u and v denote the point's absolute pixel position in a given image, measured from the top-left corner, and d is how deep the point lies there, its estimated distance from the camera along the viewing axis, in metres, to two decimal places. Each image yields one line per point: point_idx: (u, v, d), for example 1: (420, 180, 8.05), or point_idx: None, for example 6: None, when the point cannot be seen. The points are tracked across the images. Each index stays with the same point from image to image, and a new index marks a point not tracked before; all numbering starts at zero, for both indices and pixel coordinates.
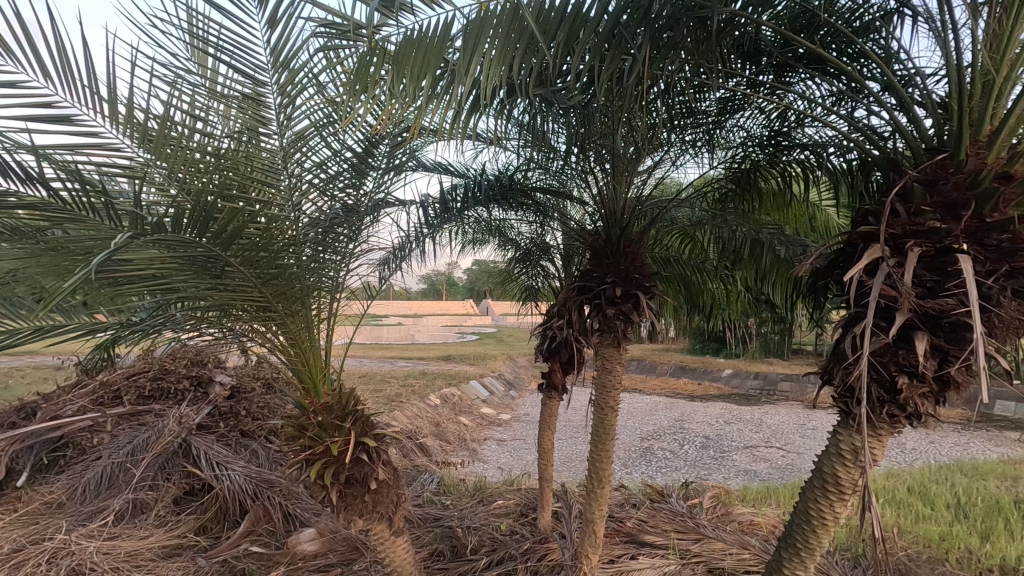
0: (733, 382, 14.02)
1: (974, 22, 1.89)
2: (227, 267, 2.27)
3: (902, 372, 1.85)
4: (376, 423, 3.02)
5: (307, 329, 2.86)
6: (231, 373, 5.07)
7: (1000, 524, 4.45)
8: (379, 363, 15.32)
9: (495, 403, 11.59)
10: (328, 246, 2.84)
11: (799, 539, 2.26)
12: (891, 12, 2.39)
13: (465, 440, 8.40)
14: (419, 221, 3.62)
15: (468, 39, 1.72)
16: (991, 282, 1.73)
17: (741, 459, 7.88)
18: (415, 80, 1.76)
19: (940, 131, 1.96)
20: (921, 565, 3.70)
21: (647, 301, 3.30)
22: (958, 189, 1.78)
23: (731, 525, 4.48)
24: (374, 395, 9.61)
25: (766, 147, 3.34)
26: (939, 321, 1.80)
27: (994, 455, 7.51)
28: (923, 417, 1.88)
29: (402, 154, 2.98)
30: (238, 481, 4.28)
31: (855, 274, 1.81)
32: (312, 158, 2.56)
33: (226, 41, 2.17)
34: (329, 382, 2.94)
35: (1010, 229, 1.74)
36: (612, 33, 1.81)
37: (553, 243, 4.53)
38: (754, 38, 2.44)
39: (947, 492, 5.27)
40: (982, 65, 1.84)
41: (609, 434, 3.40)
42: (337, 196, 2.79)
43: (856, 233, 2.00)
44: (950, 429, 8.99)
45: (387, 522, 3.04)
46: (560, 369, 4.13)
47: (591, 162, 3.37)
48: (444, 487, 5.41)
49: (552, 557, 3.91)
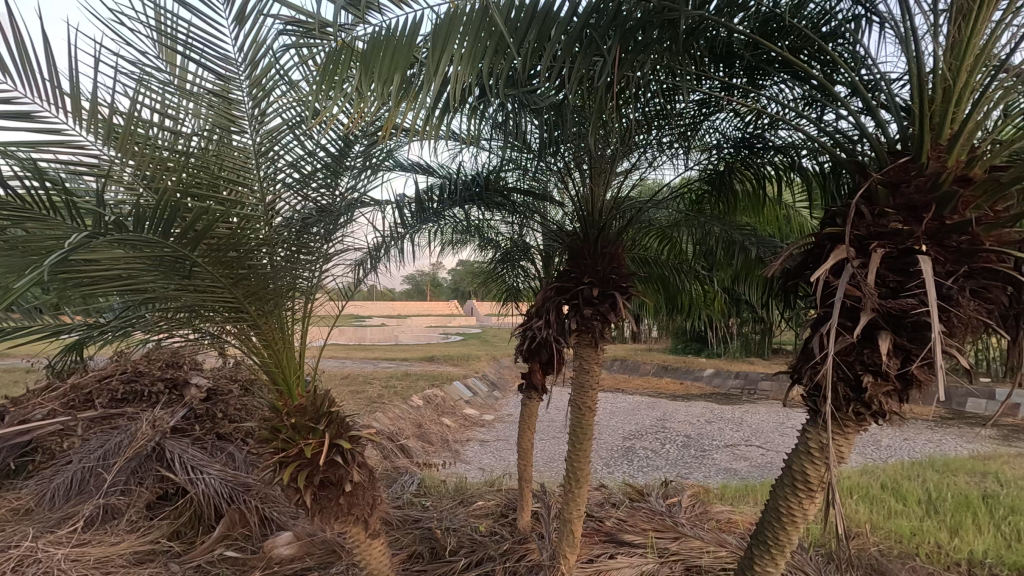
0: (714, 381, 14.17)
1: (935, 29, 1.93)
2: (196, 267, 2.24)
3: (867, 372, 1.89)
4: (352, 424, 3.00)
5: (281, 329, 2.83)
6: (206, 376, 4.96)
7: (969, 518, 4.55)
8: (363, 364, 15.23)
9: (479, 403, 11.57)
10: (301, 247, 2.81)
11: (770, 535, 2.29)
12: (858, 18, 2.44)
13: (448, 441, 8.36)
14: (396, 222, 3.59)
15: (437, 39, 1.72)
16: (950, 281, 1.78)
17: (721, 458, 7.96)
18: (384, 81, 1.75)
19: (904, 134, 2.01)
20: (892, 561, 3.77)
21: (624, 302, 3.32)
22: (919, 192, 1.83)
23: (709, 523, 4.53)
24: (355, 397, 9.53)
25: (740, 148, 3.38)
26: (902, 321, 1.84)
27: (964, 451, 7.70)
28: (888, 415, 1.91)
29: (378, 153, 2.97)
30: (213, 484, 4.21)
31: (821, 274, 1.84)
32: (286, 157, 2.54)
33: (195, 38, 2.15)
34: (303, 383, 2.92)
35: (969, 231, 1.79)
36: (582, 34, 1.83)
37: (533, 243, 4.54)
38: (727, 41, 2.47)
39: (919, 488, 5.38)
40: (942, 70, 1.89)
41: (587, 433, 3.42)
42: (310, 196, 2.77)
43: (823, 234, 2.03)
44: (923, 427, 9.19)
45: (363, 525, 3.01)
46: (540, 369, 4.12)
47: (570, 161, 3.39)
48: (424, 488, 5.38)
49: (531, 557, 3.91)
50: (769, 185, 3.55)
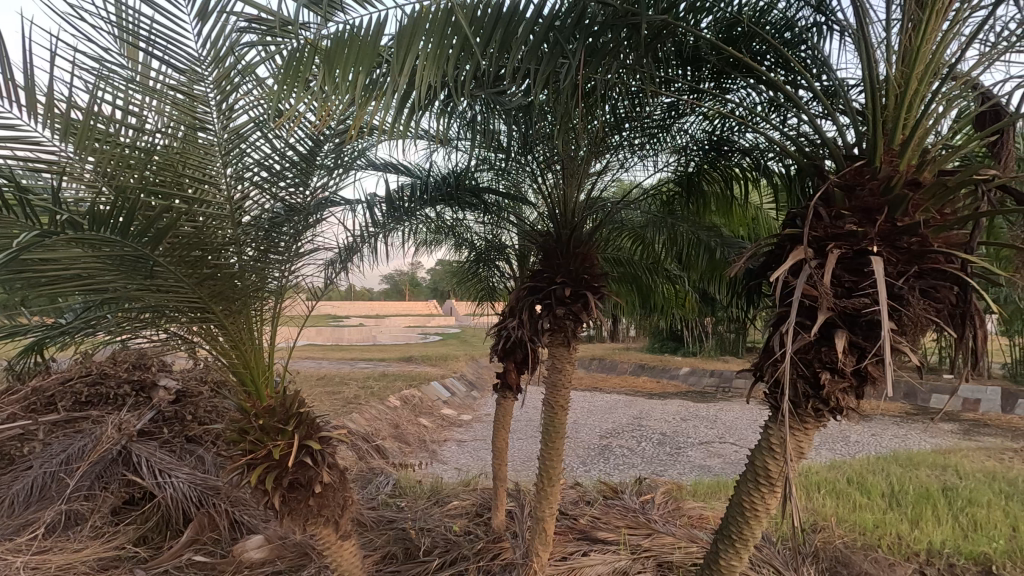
0: (690, 379, 14.37)
1: (889, 37, 2.00)
2: (158, 267, 2.21)
3: (824, 369, 1.94)
4: (322, 425, 2.97)
5: (248, 329, 2.79)
6: (176, 377, 4.84)
7: (929, 510, 4.71)
8: (341, 364, 15.12)
9: (456, 403, 11.55)
10: (269, 246, 2.78)
11: (735, 530, 2.34)
12: (819, 26, 2.51)
13: (425, 442, 8.33)
14: (367, 221, 3.56)
15: (402, 39, 1.72)
16: (901, 281, 1.84)
17: (695, 455, 8.09)
18: (348, 79, 1.74)
19: (859, 139, 2.07)
20: (856, 553, 3.88)
21: (596, 302, 3.36)
22: (873, 195, 1.91)
23: (681, 519, 4.60)
24: (331, 397, 9.43)
25: (709, 151, 3.45)
26: (857, 320, 1.90)
27: (928, 445, 7.94)
28: (845, 411, 1.97)
29: (350, 153, 2.95)
30: (182, 488, 4.13)
31: (780, 275, 1.89)
32: (253, 154, 2.50)
33: (158, 34, 2.11)
34: (272, 385, 2.89)
35: (918, 233, 1.87)
36: (546, 36, 1.85)
37: (508, 243, 4.57)
38: (693, 45, 2.52)
39: (883, 482, 5.55)
40: (895, 78, 1.96)
41: (559, 431, 3.45)
42: (279, 195, 2.74)
43: (784, 235, 2.09)
44: (889, 422, 9.46)
45: (334, 527, 2.99)
46: (514, 369, 4.13)
47: (544, 162, 3.42)
48: (400, 489, 5.35)
49: (505, 556, 3.92)
50: (736, 187, 3.63)
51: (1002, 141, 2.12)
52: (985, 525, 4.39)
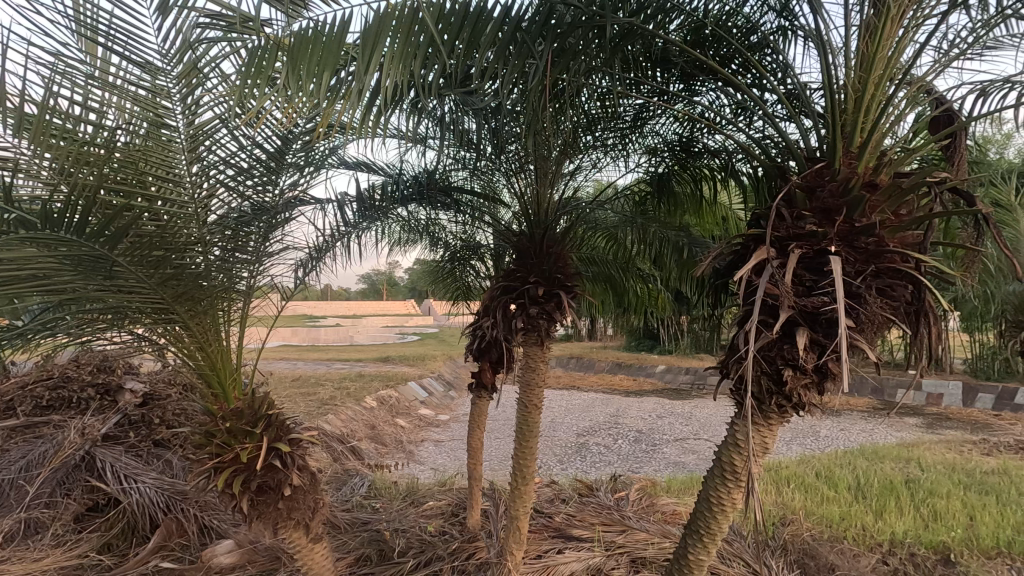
0: (666, 377, 14.57)
1: (847, 43, 2.05)
2: (118, 266, 2.15)
3: (787, 366, 1.98)
4: (292, 427, 2.93)
5: (215, 330, 2.75)
6: (143, 380, 4.77)
7: (892, 501, 4.86)
8: (318, 364, 14.97)
9: (433, 403, 11.51)
10: (236, 246, 2.73)
11: (703, 524, 2.38)
12: (781, 31, 2.58)
13: (402, 442, 8.28)
14: (338, 221, 3.53)
15: (367, 37, 1.70)
16: (858, 280, 1.90)
17: (670, 452, 8.19)
18: (310, 76, 1.71)
19: (819, 141, 2.13)
20: (823, 544, 3.98)
21: (569, 301, 3.38)
22: (833, 196, 1.96)
23: (655, 515, 4.66)
24: (305, 398, 9.32)
25: (678, 152, 3.51)
26: (817, 318, 1.94)
27: (892, 439, 8.19)
28: (807, 406, 2.02)
29: (320, 152, 2.91)
30: (148, 493, 4.04)
31: (743, 274, 1.93)
32: (219, 151, 2.44)
33: (119, 28, 2.05)
34: (240, 387, 2.85)
35: (875, 233, 1.93)
36: (514, 36, 1.87)
37: (483, 242, 4.58)
38: (662, 48, 2.56)
39: (850, 475, 5.70)
40: (852, 83, 2.02)
41: (533, 430, 3.47)
42: (247, 194, 2.68)
43: (748, 235, 2.13)
44: (856, 417, 9.73)
45: (304, 530, 2.95)
46: (489, 369, 4.13)
47: (518, 161, 3.43)
48: (375, 490, 5.30)
49: (480, 556, 3.92)
50: (706, 188, 3.70)
51: (955, 144, 2.21)
52: (944, 515, 4.54)
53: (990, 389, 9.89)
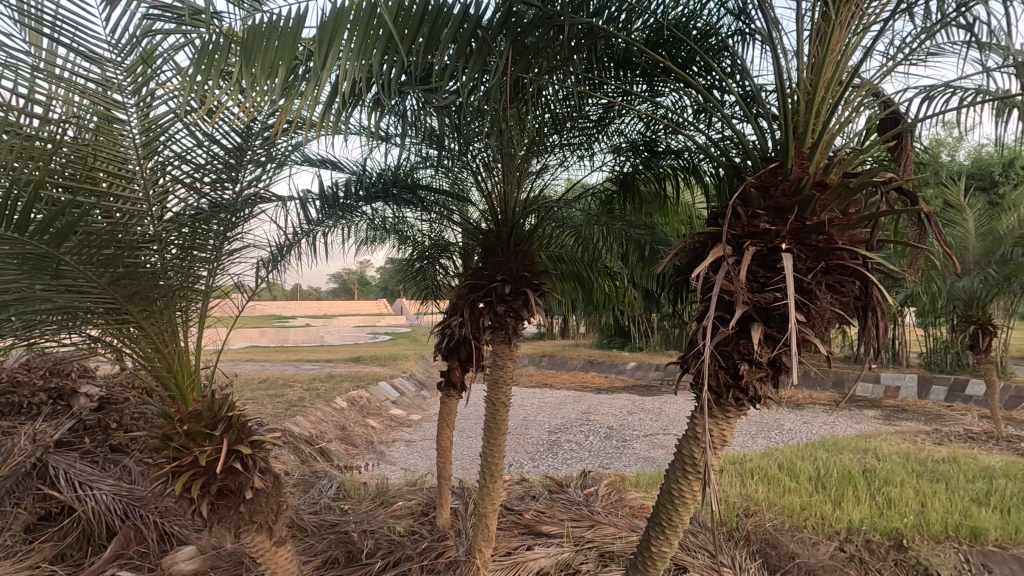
0: (637, 374, 14.78)
1: (799, 47, 2.12)
2: (65, 266, 2.09)
3: (743, 361, 2.04)
4: (254, 429, 2.86)
5: (171, 331, 2.69)
6: (98, 384, 4.73)
7: (850, 491, 5.04)
8: (287, 365, 14.78)
9: (405, 403, 11.42)
10: (193, 244, 2.66)
11: (665, 517, 2.43)
12: (736, 35, 2.65)
13: (373, 443, 8.20)
14: (301, 220, 3.46)
15: (323, 33, 1.66)
16: (809, 276, 1.96)
17: (640, 447, 8.32)
18: (265, 71, 1.67)
19: (772, 143, 2.19)
20: (783, 534, 4.09)
21: (536, 299, 3.40)
22: (785, 196, 2.02)
23: (623, 509, 4.72)
24: (273, 400, 9.15)
25: (642, 152, 3.58)
26: (772, 313, 2.00)
27: (851, 431, 8.48)
28: (762, 400, 2.08)
29: (282, 148, 2.85)
30: (105, 500, 3.90)
31: (700, 271, 1.98)
32: (174, 147, 2.37)
33: (65, 19, 1.97)
34: (199, 389, 2.78)
35: (825, 232, 2.00)
36: (474, 34, 1.88)
37: (452, 240, 4.57)
38: (624, 47, 2.60)
39: (810, 466, 5.89)
40: (804, 85, 2.07)
41: (501, 428, 3.48)
42: (205, 192, 2.62)
43: (705, 234, 2.18)
44: (819, 410, 10.03)
45: (267, 533, 2.89)
46: (458, 367, 4.13)
47: (485, 158, 3.44)
48: (344, 492, 5.24)
49: (449, 554, 3.91)
50: (669, 186, 3.77)
51: (901, 146, 2.32)
52: (898, 502, 4.73)
53: (943, 380, 10.34)
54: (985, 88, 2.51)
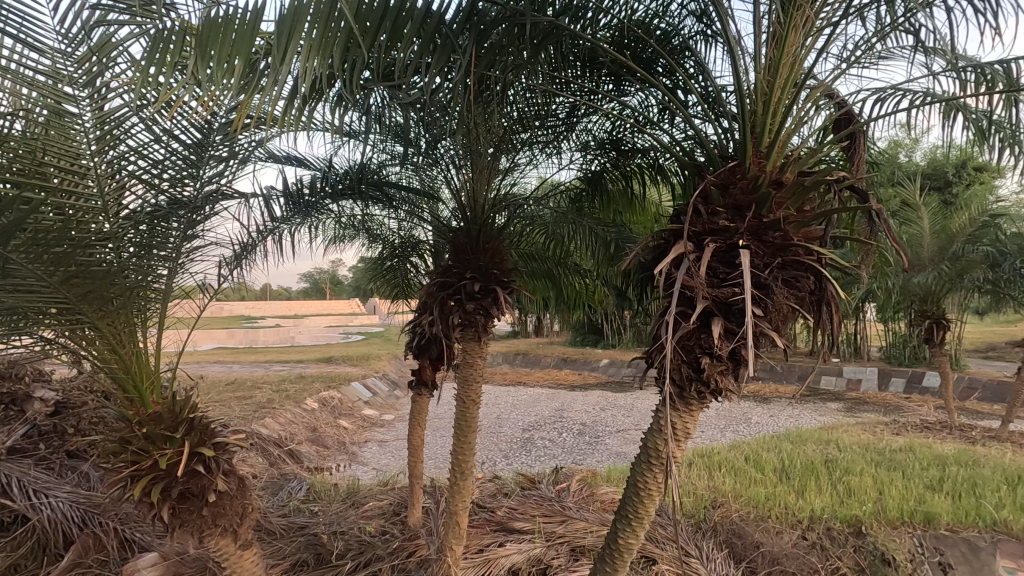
0: (609, 371, 14.95)
1: (757, 49, 2.17)
2: (10, 264, 2.01)
3: (704, 354, 2.09)
4: (217, 431, 2.80)
5: (129, 332, 2.60)
6: (54, 388, 4.58)
7: (813, 481, 5.20)
8: (255, 367, 14.48)
9: (377, 403, 11.31)
10: (151, 242, 2.59)
11: (631, 509, 2.47)
12: (697, 36, 2.71)
13: (345, 444, 8.10)
14: (266, 217, 3.39)
15: (282, 27, 1.62)
16: (766, 272, 2.02)
17: (612, 443, 8.42)
18: (223, 66, 1.62)
19: (731, 142, 2.24)
20: (749, 524, 4.19)
21: (505, 296, 3.41)
22: (743, 194, 2.08)
23: (595, 504, 4.77)
24: (241, 402, 8.95)
25: (609, 150, 3.64)
26: (731, 308, 2.05)
27: (815, 423, 8.75)
28: (723, 392, 2.13)
29: (245, 144, 2.79)
30: (63, 509, 3.75)
31: (662, 267, 2.01)
32: (130, 142, 2.31)
33: (11, 9, 1.89)
34: (159, 391, 2.70)
35: (781, 228, 2.06)
36: (438, 30, 1.88)
37: (422, 238, 4.55)
38: (589, 46, 2.63)
39: (776, 458, 6.05)
40: (762, 86, 2.13)
41: (471, 426, 3.48)
42: (163, 188, 2.55)
43: (668, 231, 2.23)
44: (784, 404, 10.31)
45: (232, 536, 2.83)
46: (430, 365, 4.11)
47: (454, 155, 3.45)
48: (314, 494, 5.16)
49: (420, 553, 3.89)
50: (636, 184, 3.83)
51: (855, 146, 2.41)
52: (858, 491, 4.90)
53: (902, 373, 10.74)
54: (931, 91, 2.63)
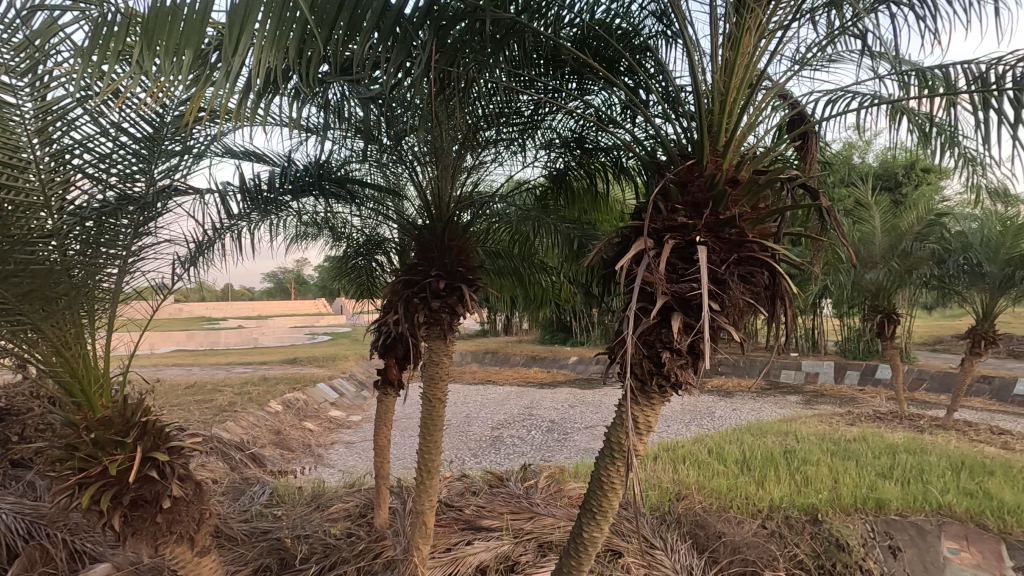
0: (578, 369, 15.09)
1: (714, 50, 2.22)
2: None
3: (664, 349, 2.13)
4: (173, 435, 2.71)
5: (76, 330, 2.48)
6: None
7: (772, 471, 5.37)
8: (217, 369, 14.06)
9: (344, 404, 11.15)
10: (99, 239, 2.49)
11: (596, 503, 2.50)
12: (657, 36, 2.75)
13: (310, 446, 7.96)
14: (223, 214, 3.29)
15: (233, 18, 1.56)
16: (722, 267, 2.08)
17: (581, 440, 8.51)
18: (170, 56, 1.55)
19: (689, 141, 2.29)
20: (712, 515, 4.30)
21: (471, 294, 3.39)
22: (701, 191, 2.13)
23: (562, 500, 4.81)
24: (201, 406, 8.69)
25: (574, 148, 3.66)
26: (689, 303, 2.10)
27: (775, 415, 9.03)
28: (684, 386, 2.17)
29: (200, 138, 2.71)
30: (6, 521, 3.56)
31: (623, 263, 2.04)
32: (75, 134, 2.21)
33: None
34: (109, 394, 2.57)
35: (737, 225, 2.12)
36: (397, 24, 1.85)
37: (387, 236, 4.50)
38: (552, 44, 2.66)
39: (737, 450, 6.22)
40: (718, 86, 2.18)
41: (437, 425, 3.46)
42: (112, 183, 2.45)
43: (629, 229, 2.26)
44: (746, 398, 10.60)
45: (189, 543, 2.74)
46: (396, 365, 4.06)
47: (418, 152, 3.42)
48: (277, 498, 5.05)
49: (387, 554, 3.85)
50: (599, 181, 3.86)
51: (807, 146, 2.49)
52: (814, 480, 5.08)
53: (856, 366, 11.18)
54: (878, 94, 2.74)
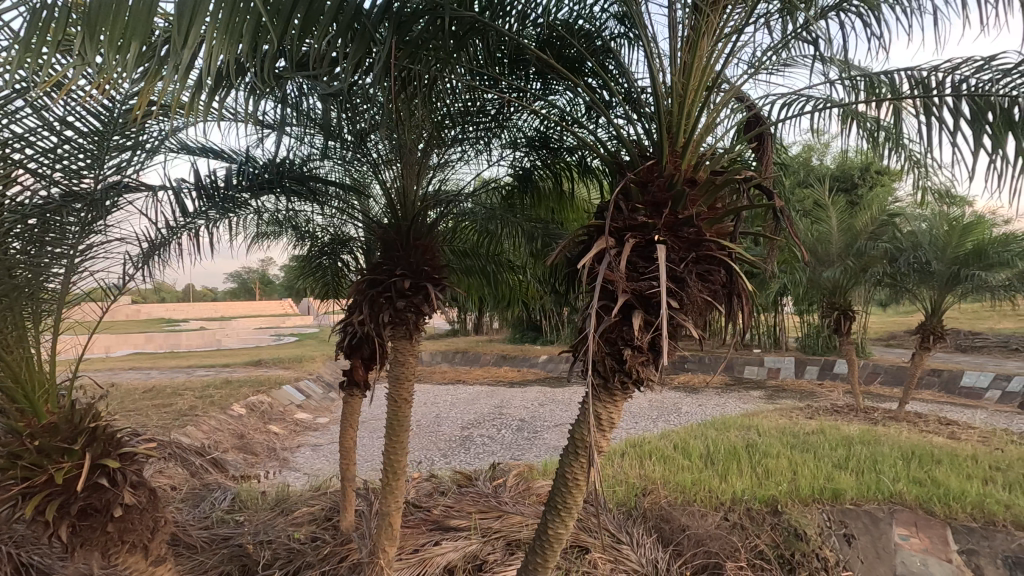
0: (548, 367, 15.17)
1: (673, 52, 2.26)
2: None
3: (626, 346, 2.16)
4: (125, 441, 2.61)
5: (18, 332, 2.36)
6: None
7: (734, 464, 5.51)
8: (177, 372, 13.63)
9: (311, 406, 10.93)
10: (43, 238, 2.38)
11: (560, 500, 2.51)
12: (618, 38, 2.78)
13: (275, 449, 7.79)
14: (178, 212, 3.19)
15: (182, 11, 1.51)
16: (681, 266, 2.12)
17: (550, 438, 8.55)
18: (115, 48, 1.49)
19: (649, 141, 2.33)
20: (676, 509, 4.38)
21: (436, 293, 3.37)
22: (660, 191, 2.17)
23: (531, 498, 4.84)
24: (160, 410, 8.41)
25: (539, 148, 3.68)
26: (649, 301, 2.14)
27: (738, 410, 9.26)
28: (644, 382, 2.21)
29: (152, 133, 2.62)
30: None
31: (585, 262, 2.06)
32: (15, 127, 2.11)
33: None
34: (55, 399, 2.47)
35: (694, 225, 2.16)
36: (356, 21, 1.84)
37: (353, 234, 4.44)
38: (515, 44, 2.67)
39: (702, 444, 6.36)
40: (676, 88, 2.22)
41: (403, 426, 3.43)
42: (58, 180, 2.35)
43: (591, 228, 2.29)
44: (712, 393, 10.84)
45: (143, 552, 2.64)
46: (362, 365, 4.01)
47: (382, 150, 3.38)
48: (239, 503, 4.93)
49: (353, 557, 3.80)
50: (565, 181, 3.89)
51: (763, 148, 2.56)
52: (774, 472, 5.23)
53: (816, 361, 11.57)
54: (829, 98, 2.83)
